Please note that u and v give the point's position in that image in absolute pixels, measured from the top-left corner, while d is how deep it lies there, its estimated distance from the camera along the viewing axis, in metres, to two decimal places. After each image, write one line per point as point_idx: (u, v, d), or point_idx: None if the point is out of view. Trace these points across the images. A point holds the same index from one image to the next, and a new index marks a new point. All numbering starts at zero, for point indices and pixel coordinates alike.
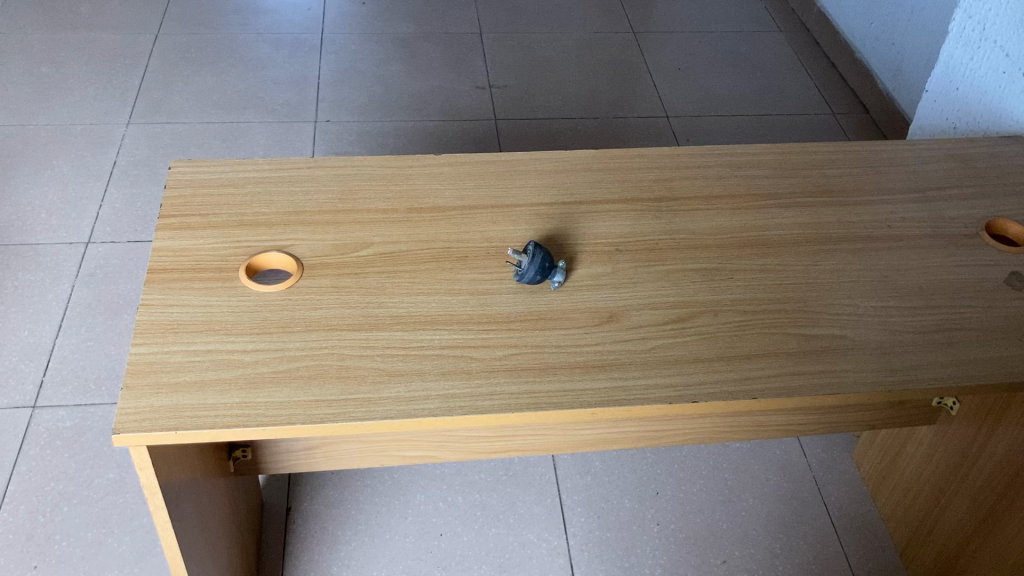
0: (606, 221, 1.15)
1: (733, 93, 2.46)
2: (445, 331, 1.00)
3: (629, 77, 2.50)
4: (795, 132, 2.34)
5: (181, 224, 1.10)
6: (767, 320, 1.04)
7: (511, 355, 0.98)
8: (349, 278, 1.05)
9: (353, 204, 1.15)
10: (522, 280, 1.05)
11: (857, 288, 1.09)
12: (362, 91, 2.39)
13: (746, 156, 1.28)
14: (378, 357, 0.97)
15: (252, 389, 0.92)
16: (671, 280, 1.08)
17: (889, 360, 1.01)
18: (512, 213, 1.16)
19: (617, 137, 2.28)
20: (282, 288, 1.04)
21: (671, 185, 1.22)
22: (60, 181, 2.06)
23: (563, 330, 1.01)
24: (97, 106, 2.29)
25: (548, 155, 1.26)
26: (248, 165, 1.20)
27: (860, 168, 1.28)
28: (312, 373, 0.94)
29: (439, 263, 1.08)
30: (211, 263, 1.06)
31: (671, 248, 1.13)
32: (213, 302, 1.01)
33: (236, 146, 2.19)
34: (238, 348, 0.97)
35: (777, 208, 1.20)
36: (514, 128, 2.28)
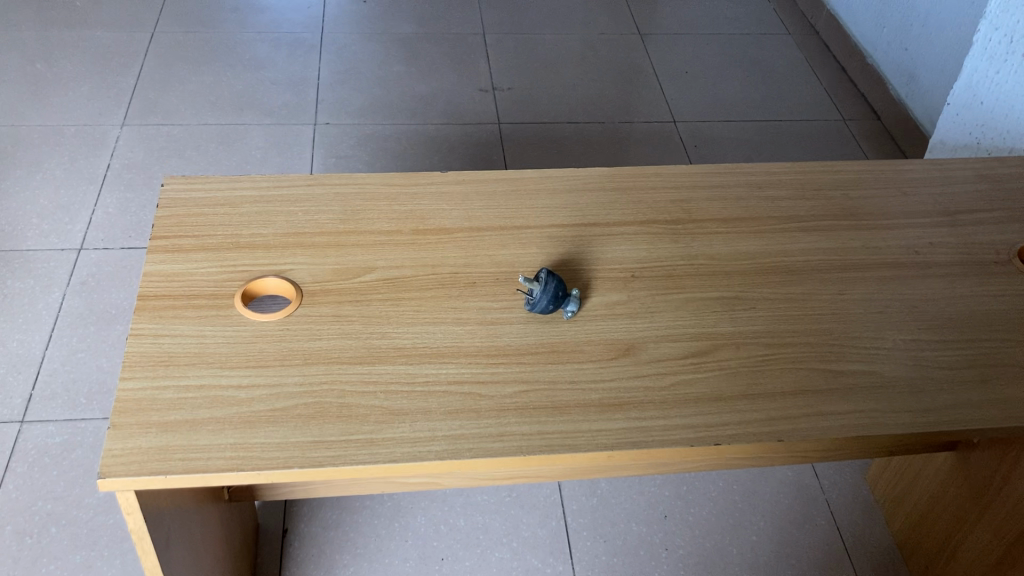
0: (621, 245, 1.10)
1: (743, 98, 2.40)
2: (451, 365, 0.95)
3: (637, 81, 2.44)
4: (806, 139, 2.28)
5: (174, 247, 1.05)
6: (792, 355, 0.99)
7: (522, 392, 0.93)
8: (350, 306, 1.00)
9: (354, 225, 1.10)
10: (533, 310, 1.00)
11: (886, 320, 1.04)
12: (363, 93, 2.33)
13: (767, 176, 1.23)
14: (380, 393, 0.91)
15: (248, 429, 0.87)
16: (690, 310, 1.03)
17: (922, 400, 0.95)
18: (522, 236, 1.10)
19: (624, 142, 2.21)
20: (280, 316, 0.98)
21: (689, 207, 1.16)
22: (52, 185, 2.00)
23: (577, 364, 0.96)
24: (91, 106, 2.23)
25: (559, 173, 1.20)
26: (244, 181, 1.14)
27: (884, 189, 1.22)
28: (311, 412, 0.89)
29: (445, 289, 1.03)
30: (205, 289, 1.00)
31: (690, 275, 1.07)
32: (206, 333, 0.95)
33: (233, 149, 2.13)
34: (232, 383, 0.91)
35: (800, 232, 1.14)
36: (518, 132, 2.22)
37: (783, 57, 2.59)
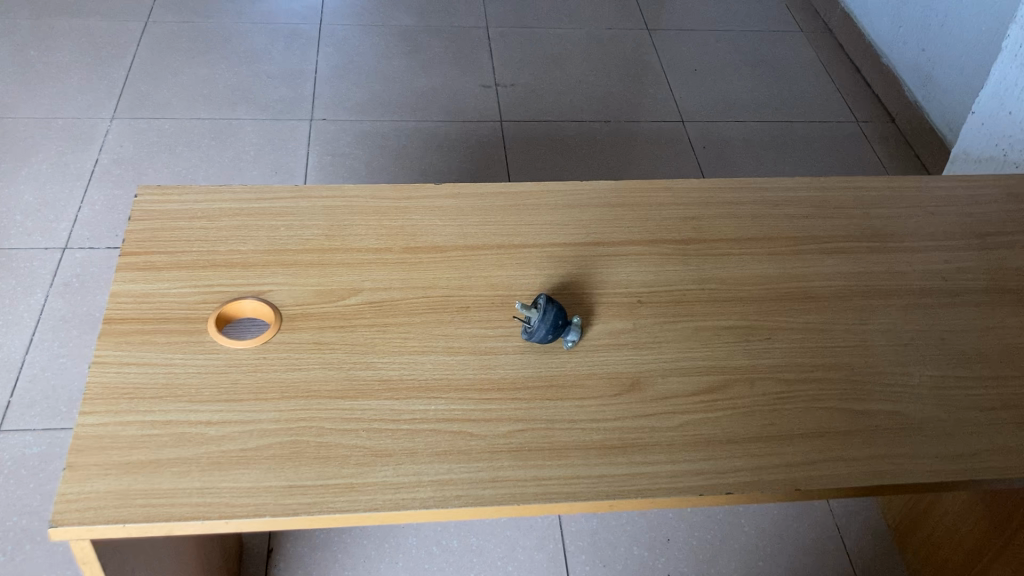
0: (627, 268, 1.02)
1: (754, 97, 2.31)
2: (440, 401, 0.87)
3: (645, 79, 2.35)
4: (819, 141, 2.19)
5: (146, 265, 0.97)
6: (810, 393, 0.91)
7: (517, 432, 0.85)
8: (334, 333, 0.92)
9: (340, 241, 1.02)
10: (531, 339, 0.92)
11: (912, 353, 0.96)
12: (362, 87, 2.25)
13: (783, 192, 1.15)
14: (362, 432, 0.84)
15: (216, 471, 0.80)
16: (700, 341, 0.95)
17: (951, 444, 0.88)
18: (520, 255, 1.02)
19: (631, 142, 2.13)
20: (257, 342, 0.91)
21: (700, 225, 1.08)
22: (37, 181, 1.92)
23: (577, 401, 0.88)
24: (81, 99, 2.15)
25: (562, 186, 1.13)
26: (224, 192, 1.07)
27: (908, 207, 1.15)
28: (286, 452, 0.81)
29: (437, 315, 0.95)
30: (177, 312, 0.92)
31: (701, 301, 0.99)
32: (176, 362, 0.88)
33: (227, 145, 2.05)
34: (202, 419, 0.84)
35: (819, 254, 1.07)
36: (521, 131, 2.14)
37: (796, 55, 2.50)
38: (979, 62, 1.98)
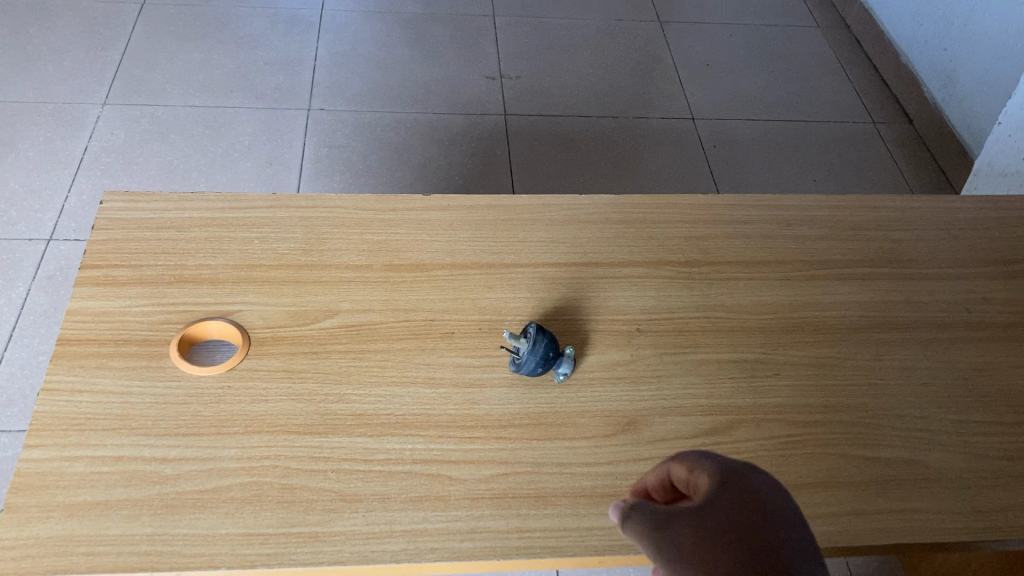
0: (626, 291, 0.95)
1: (769, 96, 2.21)
2: (417, 438, 0.80)
3: (655, 73, 2.24)
4: (835, 143, 2.10)
5: (107, 279, 0.90)
6: (820, 438, 0.84)
7: (500, 475, 0.78)
8: (306, 360, 0.85)
9: (317, 257, 0.95)
10: (519, 371, 0.84)
11: (930, 394, 0.89)
12: (362, 76, 2.10)
13: (797, 211, 1.07)
14: (330, 474, 0.77)
15: (169, 515, 0.73)
16: (703, 375, 0.88)
17: (972, 498, 0.81)
18: (510, 276, 0.95)
19: (640, 139, 2.01)
20: (222, 369, 0.84)
21: (706, 246, 1.01)
22: (24, 167, 1.79)
23: (567, 442, 0.81)
24: (71, 82, 2.00)
25: (559, 199, 1.05)
26: (196, 199, 0.99)
27: (929, 230, 1.07)
28: (246, 495, 0.75)
29: (419, 341, 0.88)
30: (137, 334, 0.86)
31: (704, 331, 0.92)
32: (133, 390, 0.81)
33: (221, 135, 1.91)
34: (157, 455, 0.77)
35: (833, 281, 0.99)
36: (524, 125, 2.01)
37: (812, 52, 2.41)
38: (1000, 67, 1.89)
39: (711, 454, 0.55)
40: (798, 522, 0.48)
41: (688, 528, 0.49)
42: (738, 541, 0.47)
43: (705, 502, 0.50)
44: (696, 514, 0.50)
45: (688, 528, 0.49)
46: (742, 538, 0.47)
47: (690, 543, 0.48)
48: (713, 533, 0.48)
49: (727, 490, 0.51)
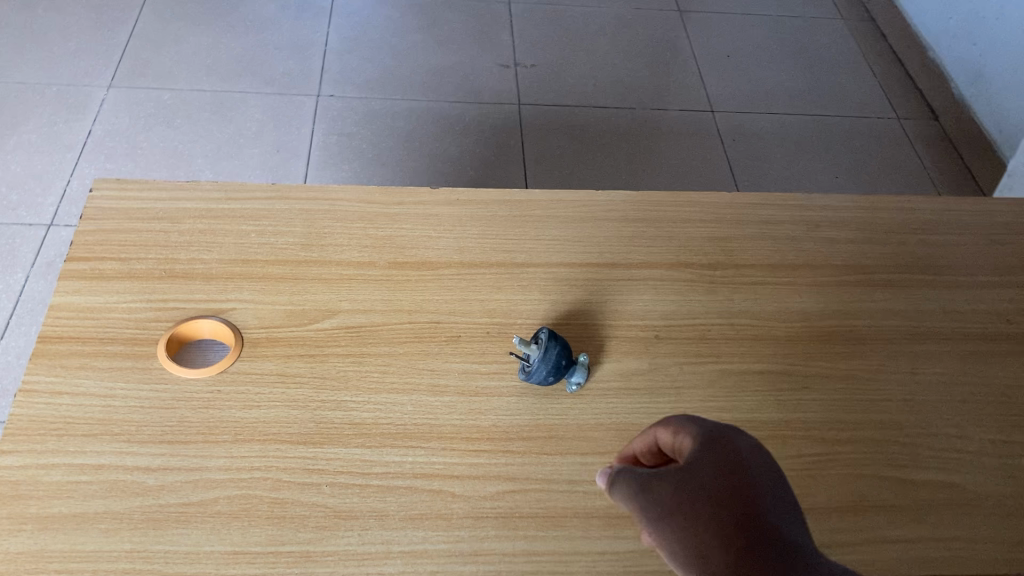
0: (645, 295, 0.89)
1: (793, 86, 2.13)
2: (419, 451, 0.75)
3: (675, 61, 2.15)
4: (861, 137, 2.02)
5: (94, 273, 0.85)
6: (851, 457, 0.79)
7: (507, 493, 0.73)
8: (302, 363, 0.80)
9: (317, 253, 0.89)
10: (529, 380, 0.79)
11: (968, 412, 0.83)
12: (373, 62, 2.03)
13: (828, 212, 1.01)
14: (324, 488, 0.72)
15: (150, 531, 0.68)
16: (726, 387, 0.82)
17: (1015, 528, 0.75)
18: (521, 276, 0.89)
19: (658, 130, 1.94)
20: (213, 371, 0.79)
21: (731, 248, 0.95)
22: (27, 150, 1.72)
23: (579, 458, 0.76)
24: (76, 65, 1.93)
25: (575, 195, 0.99)
26: (191, 188, 0.94)
27: (965, 235, 1.01)
28: (234, 509, 0.70)
29: (423, 344, 0.83)
30: (124, 332, 0.80)
31: (728, 339, 0.86)
32: (116, 393, 0.76)
33: (228, 120, 1.84)
34: (139, 464, 0.72)
35: (865, 287, 0.93)
36: (539, 115, 1.94)
37: (837, 40, 2.31)
38: None
39: (696, 418, 0.60)
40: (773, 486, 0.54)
41: (675, 488, 0.54)
42: (723, 502, 0.52)
43: (688, 464, 0.55)
44: (682, 476, 0.55)
45: (674, 488, 0.54)
46: (725, 500, 0.52)
47: (677, 501, 0.53)
48: (699, 494, 0.53)
49: (711, 453, 0.55)
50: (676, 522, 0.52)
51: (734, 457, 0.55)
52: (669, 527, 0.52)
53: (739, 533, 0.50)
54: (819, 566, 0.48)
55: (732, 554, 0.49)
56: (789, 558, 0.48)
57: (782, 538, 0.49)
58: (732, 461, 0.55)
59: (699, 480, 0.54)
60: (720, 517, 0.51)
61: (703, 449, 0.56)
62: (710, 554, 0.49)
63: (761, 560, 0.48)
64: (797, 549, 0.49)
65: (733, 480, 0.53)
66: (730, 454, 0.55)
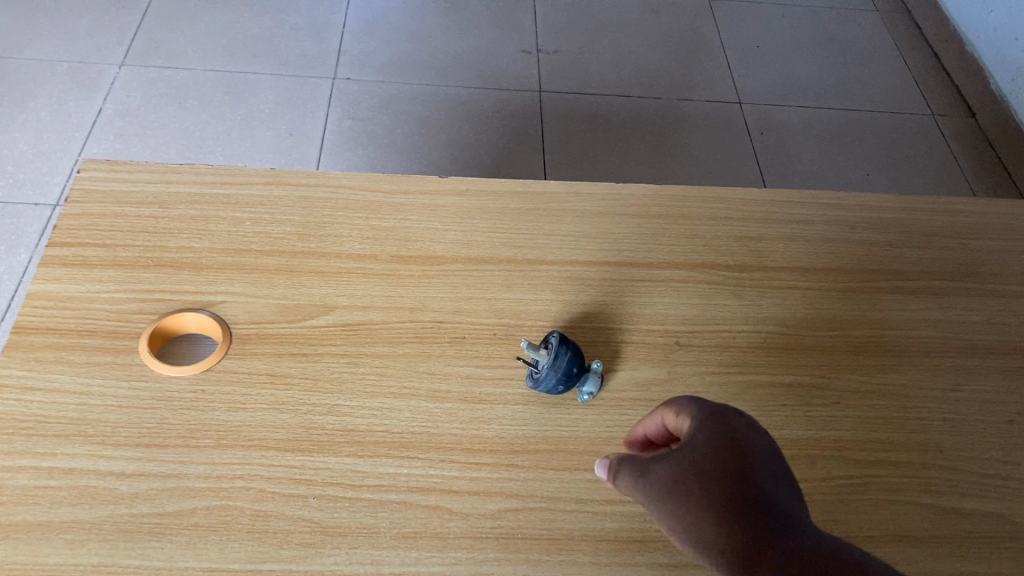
0: (665, 297, 0.83)
1: (826, 78, 2.04)
2: (415, 462, 0.69)
3: (704, 48, 2.07)
4: (896, 132, 1.93)
5: (77, 259, 0.79)
6: (886, 482, 0.72)
7: (509, 511, 0.67)
8: (294, 362, 0.74)
9: (315, 244, 0.83)
10: (537, 388, 0.73)
11: (1013, 434, 0.77)
12: (391, 45, 1.94)
13: (865, 213, 0.94)
14: (312, 501, 0.66)
15: (121, 544, 0.62)
16: (752, 400, 0.76)
17: None
18: (534, 274, 0.83)
19: (684, 121, 1.87)
20: (198, 369, 0.73)
21: (759, 249, 0.88)
22: (34, 128, 1.65)
23: (588, 475, 0.70)
24: (87, 41, 1.84)
25: (594, 187, 0.92)
26: (184, 172, 0.88)
27: (1011, 242, 0.94)
28: (212, 522, 0.64)
29: (424, 345, 0.77)
30: (105, 324, 0.75)
31: (754, 347, 0.80)
32: (93, 390, 0.71)
33: (242, 102, 1.75)
34: (113, 469, 0.66)
35: (903, 295, 0.86)
36: (561, 103, 1.86)
37: (872, 30, 2.22)
38: None
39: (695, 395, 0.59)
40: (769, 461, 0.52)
41: (670, 468, 0.53)
42: (713, 477, 0.51)
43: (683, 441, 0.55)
44: (677, 454, 0.54)
45: (668, 467, 0.53)
46: (714, 475, 0.51)
47: (671, 482, 0.52)
48: (691, 472, 0.52)
49: (705, 427, 0.54)
50: (671, 504, 0.52)
51: (728, 430, 0.54)
52: (665, 508, 0.52)
53: (727, 508, 0.49)
54: (804, 535, 0.46)
55: (721, 530, 0.48)
56: (774, 531, 0.47)
57: (772, 510, 0.48)
58: (725, 434, 0.54)
59: (690, 457, 0.53)
60: (709, 494, 0.50)
61: (697, 424, 0.55)
62: (702, 534, 0.49)
63: (747, 535, 0.47)
64: (785, 521, 0.48)
65: (725, 453, 0.52)
66: (723, 427, 0.54)
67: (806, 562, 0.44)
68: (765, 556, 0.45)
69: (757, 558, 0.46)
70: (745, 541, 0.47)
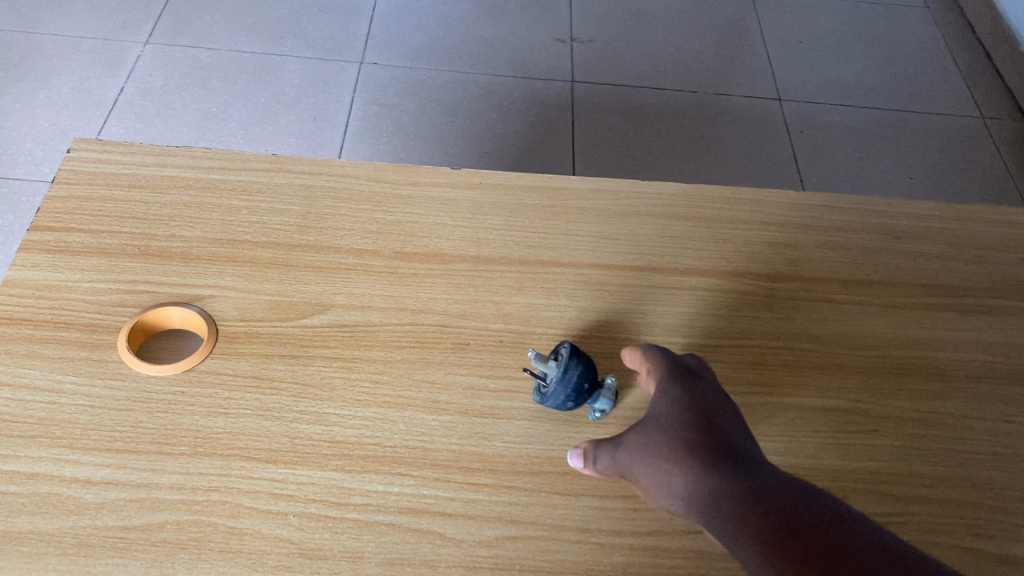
0: (690, 306, 0.76)
1: (871, 75, 1.95)
2: (407, 480, 0.63)
3: (744, 41, 1.99)
4: (944, 133, 1.84)
5: (59, 246, 0.74)
6: (927, 521, 0.65)
7: (507, 540, 0.61)
8: (283, 365, 0.69)
9: (314, 236, 0.78)
10: (544, 403, 0.66)
11: None
12: (420, 30, 1.86)
13: (911, 221, 0.86)
14: (291, 519, 0.60)
15: (81, 560, 0.57)
16: (780, 426, 0.69)
17: None
18: (548, 276, 0.77)
19: (721, 117, 1.78)
20: (178, 368, 0.68)
21: (795, 257, 0.81)
22: (55, 105, 1.59)
23: (596, 501, 0.64)
24: (112, 17, 1.77)
25: (617, 184, 0.86)
26: (181, 155, 0.83)
27: None
28: (182, 538, 0.59)
29: (425, 351, 0.71)
30: (83, 316, 0.70)
31: (783, 365, 0.73)
32: (65, 389, 0.66)
33: (266, 85, 1.69)
34: (78, 476, 0.61)
35: (950, 313, 0.79)
36: (593, 94, 1.79)
37: (922, 25, 2.12)
38: None
39: (665, 354, 0.64)
40: (732, 421, 0.58)
41: (641, 431, 0.58)
42: (679, 433, 0.56)
43: (655, 408, 0.59)
44: (649, 420, 0.59)
45: (641, 430, 0.58)
46: (682, 434, 0.56)
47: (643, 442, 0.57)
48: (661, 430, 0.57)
49: (672, 392, 0.59)
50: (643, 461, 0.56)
51: (692, 394, 0.59)
52: (641, 468, 0.56)
53: (691, 456, 0.54)
54: (765, 476, 0.52)
55: (687, 477, 0.53)
56: (739, 473, 0.52)
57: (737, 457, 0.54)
58: (694, 400, 0.59)
59: (662, 417, 0.58)
60: (679, 451, 0.55)
61: (668, 392, 0.60)
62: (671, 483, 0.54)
63: (709, 478, 0.52)
64: (750, 467, 0.53)
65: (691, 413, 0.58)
66: (690, 391, 0.60)
67: (759, 496, 0.49)
68: (727, 494, 0.51)
69: (720, 498, 0.51)
70: (711, 487, 0.52)
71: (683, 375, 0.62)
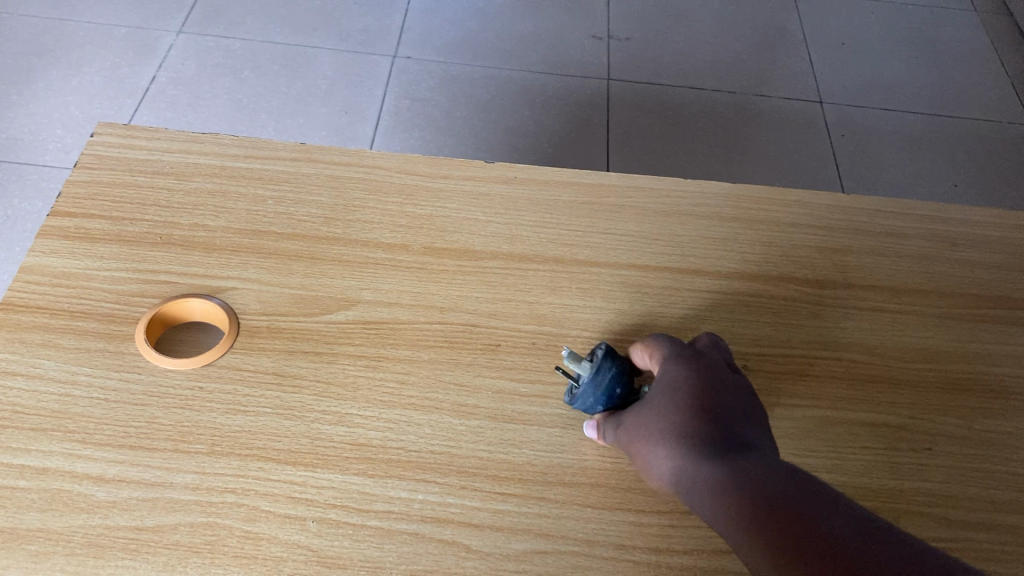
0: (730, 311, 0.72)
1: (916, 77, 1.90)
2: (431, 487, 0.60)
3: (785, 40, 1.94)
4: (993, 138, 1.78)
5: (79, 232, 0.72)
6: (987, 547, 0.61)
7: (535, 554, 0.58)
8: (306, 362, 0.66)
9: (341, 229, 0.75)
10: (573, 404, 0.63)
11: None
12: (455, 25, 1.83)
13: (969, 229, 0.82)
14: (309, 525, 0.57)
15: (89, 561, 0.55)
16: (828, 442, 0.65)
17: None
18: (583, 277, 0.74)
19: (760, 118, 1.74)
20: (196, 361, 0.65)
21: (845, 263, 0.77)
22: (86, 92, 1.58)
23: (631, 516, 0.60)
24: (146, 6, 1.76)
25: (657, 181, 0.82)
26: (208, 142, 0.80)
27: None
28: (195, 541, 0.56)
29: (454, 351, 0.68)
30: (101, 305, 0.68)
31: (831, 377, 0.69)
32: (80, 381, 0.63)
33: (298, 76, 1.66)
34: (91, 472, 0.59)
35: (1009, 325, 0.75)
36: (629, 93, 1.75)
37: (969, 28, 2.06)
38: None
39: (669, 338, 0.63)
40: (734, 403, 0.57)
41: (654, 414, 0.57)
42: (681, 420, 0.56)
43: (657, 393, 0.59)
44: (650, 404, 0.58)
45: (654, 412, 0.57)
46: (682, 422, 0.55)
47: (658, 426, 0.56)
48: (665, 416, 0.56)
49: (673, 377, 0.59)
50: (661, 443, 0.55)
51: (695, 376, 0.58)
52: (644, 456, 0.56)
53: (693, 444, 0.54)
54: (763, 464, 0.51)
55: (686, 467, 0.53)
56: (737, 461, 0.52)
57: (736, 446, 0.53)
58: (695, 383, 0.58)
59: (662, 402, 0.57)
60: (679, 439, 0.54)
61: (670, 375, 0.59)
62: (688, 469, 0.53)
63: (712, 467, 0.52)
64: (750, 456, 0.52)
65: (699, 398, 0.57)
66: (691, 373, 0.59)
67: (762, 489, 0.49)
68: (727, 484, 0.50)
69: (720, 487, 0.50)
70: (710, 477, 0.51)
71: (692, 359, 0.60)
